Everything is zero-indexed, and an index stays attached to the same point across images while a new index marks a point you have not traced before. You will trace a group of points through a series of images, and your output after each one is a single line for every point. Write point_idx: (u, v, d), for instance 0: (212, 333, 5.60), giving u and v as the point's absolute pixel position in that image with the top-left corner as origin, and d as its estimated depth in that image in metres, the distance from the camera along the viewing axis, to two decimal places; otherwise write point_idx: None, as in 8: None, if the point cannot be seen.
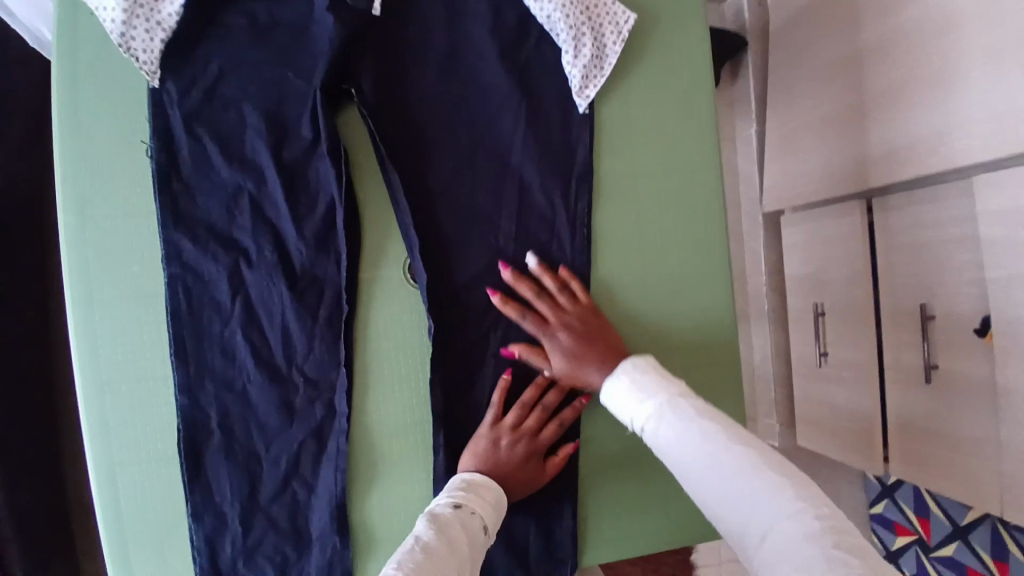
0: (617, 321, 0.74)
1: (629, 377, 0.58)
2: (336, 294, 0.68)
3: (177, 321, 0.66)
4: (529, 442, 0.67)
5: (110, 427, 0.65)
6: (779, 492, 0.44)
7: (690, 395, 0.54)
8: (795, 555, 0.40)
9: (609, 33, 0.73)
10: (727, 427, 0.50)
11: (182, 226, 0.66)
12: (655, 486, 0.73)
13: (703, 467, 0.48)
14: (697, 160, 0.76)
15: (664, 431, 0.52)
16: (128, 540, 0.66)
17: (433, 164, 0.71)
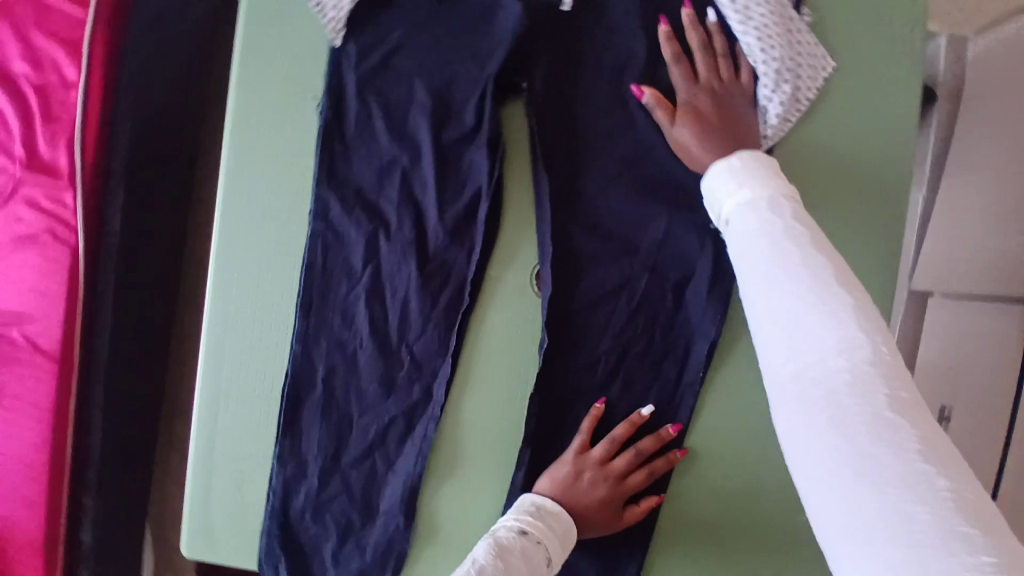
0: (736, 384, 0.68)
1: (741, 171, 0.53)
2: (459, 283, 0.67)
3: (308, 274, 0.67)
4: (612, 483, 0.65)
5: (223, 358, 0.68)
6: (855, 336, 0.40)
7: (803, 214, 0.49)
8: (839, 407, 0.39)
9: (809, 75, 0.68)
10: (830, 257, 0.45)
11: (332, 184, 0.66)
12: (728, 560, 0.70)
13: (776, 282, 0.45)
14: (867, 235, 0.69)
15: (746, 224, 0.50)
16: (216, 467, 0.69)
17: (586, 180, 0.67)
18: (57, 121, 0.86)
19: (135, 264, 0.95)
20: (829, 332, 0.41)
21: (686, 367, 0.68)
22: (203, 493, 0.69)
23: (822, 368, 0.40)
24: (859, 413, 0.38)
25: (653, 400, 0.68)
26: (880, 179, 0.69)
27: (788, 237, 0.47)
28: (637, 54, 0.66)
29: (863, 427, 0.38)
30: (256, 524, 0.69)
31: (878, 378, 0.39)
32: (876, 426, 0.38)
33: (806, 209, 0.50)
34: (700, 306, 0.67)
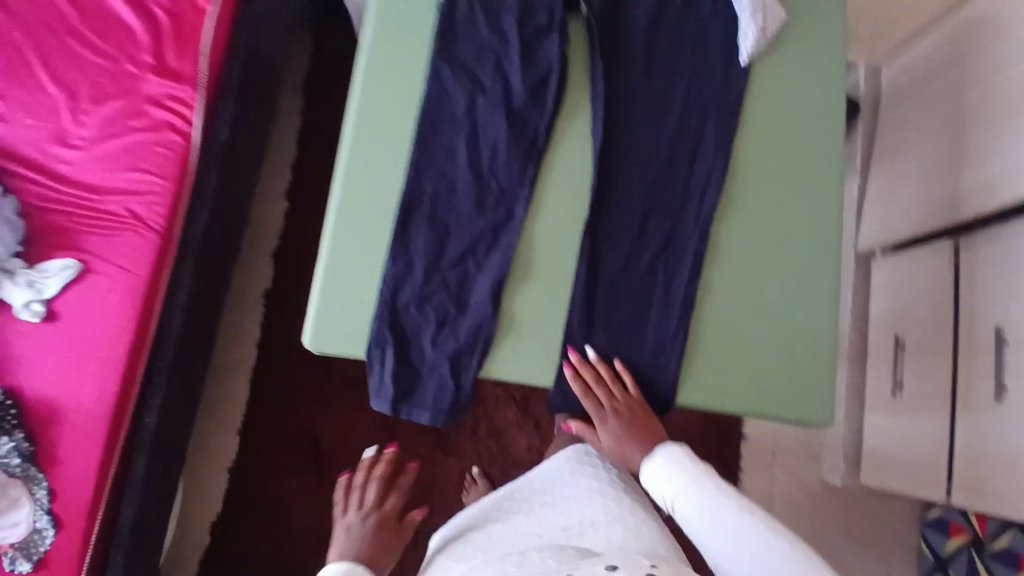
0: (740, 225, 0.91)
1: (670, 467, 0.79)
2: (535, 134, 0.88)
3: (422, 120, 0.87)
4: (629, 403, 0.84)
5: (351, 181, 0.85)
6: (785, 551, 0.67)
7: (719, 482, 0.75)
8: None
9: (772, 17, 0.94)
10: (751, 510, 0.71)
11: (445, 58, 0.88)
12: (750, 363, 0.89)
13: (735, 528, 0.70)
14: (824, 124, 0.95)
15: (688, 506, 0.75)
16: (341, 269, 0.84)
17: (627, 71, 0.91)
18: (186, 42, 1.07)
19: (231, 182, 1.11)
20: (765, 553, 0.67)
21: (704, 203, 0.90)
22: (328, 291, 0.83)
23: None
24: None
25: (680, 232, 0.89)
26: (826, 87, 0.96)
27: (718, 512, 0.72)
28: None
29: None
30: (365, 317, 0.83)
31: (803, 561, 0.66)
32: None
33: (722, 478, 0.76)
34: (709, 163, 0.91)
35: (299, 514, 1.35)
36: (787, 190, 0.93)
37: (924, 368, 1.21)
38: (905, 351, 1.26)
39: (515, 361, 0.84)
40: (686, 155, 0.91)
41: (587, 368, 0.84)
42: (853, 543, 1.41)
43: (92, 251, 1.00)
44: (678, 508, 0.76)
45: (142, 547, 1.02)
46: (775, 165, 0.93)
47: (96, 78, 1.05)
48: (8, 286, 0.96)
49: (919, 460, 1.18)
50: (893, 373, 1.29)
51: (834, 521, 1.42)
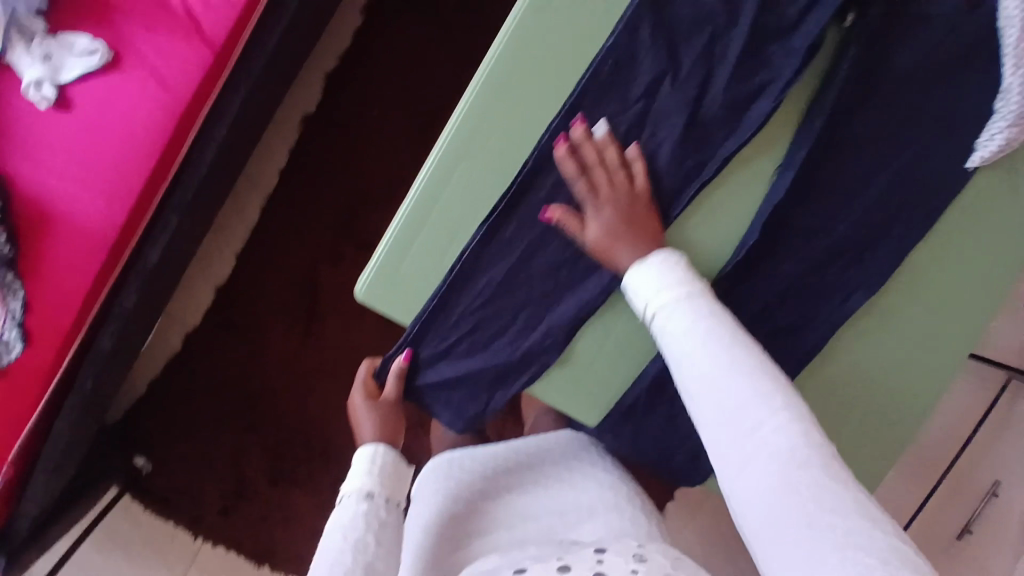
0: (862, 338, 0.82)
1: (663, 265, 0.68)
2: (707, 157, 0.71)
3: (589, 81, 0.68)
4: (626, 195, 0.69)
5: (478, 126, 0.69)
6: (775, 406, 0.59)
7: (710, 295, 0.67)
8: (787, 477, 0.56)
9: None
10: (737, 344, 0.63)
11: (652, 12, 0.67)
12: None
13: (727, 379, 0.61)
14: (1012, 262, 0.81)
15: (682, 318, 0.65)
16: (427, 222, 0.70)
17: (844, 128, 0.75)
18: None
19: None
20: (755, 412, 0.59)
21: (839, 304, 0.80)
22: (404, 242, 0.70)
23: (768, 458, 0.57)
24: (795, 458, 0.56)
25: (793, 322, 0.80)
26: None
27: (704, 335, 0.64)
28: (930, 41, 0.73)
29: (797, 465, 0.56)
30: (429, 284, 0.72)
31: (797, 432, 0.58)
32: (812, 469, 0.56)
33: (718, 298, 0.67)
34: (870, 265, 0.79)
35: (274, 358, 1.25)
36: (931, 318, 0.83)
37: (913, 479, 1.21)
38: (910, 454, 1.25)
39: (567, 392, 0.77)
40: (851, 247, 0.79)
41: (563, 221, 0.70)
42: None
43: (129, 40, 0.82)
44: (661, 328, 0.67)
45: (113, 366, 0.95)
46: (928, 287, 0.82)
47: None
48: (22, 55, 0.81)
49: None
50: None
51: None
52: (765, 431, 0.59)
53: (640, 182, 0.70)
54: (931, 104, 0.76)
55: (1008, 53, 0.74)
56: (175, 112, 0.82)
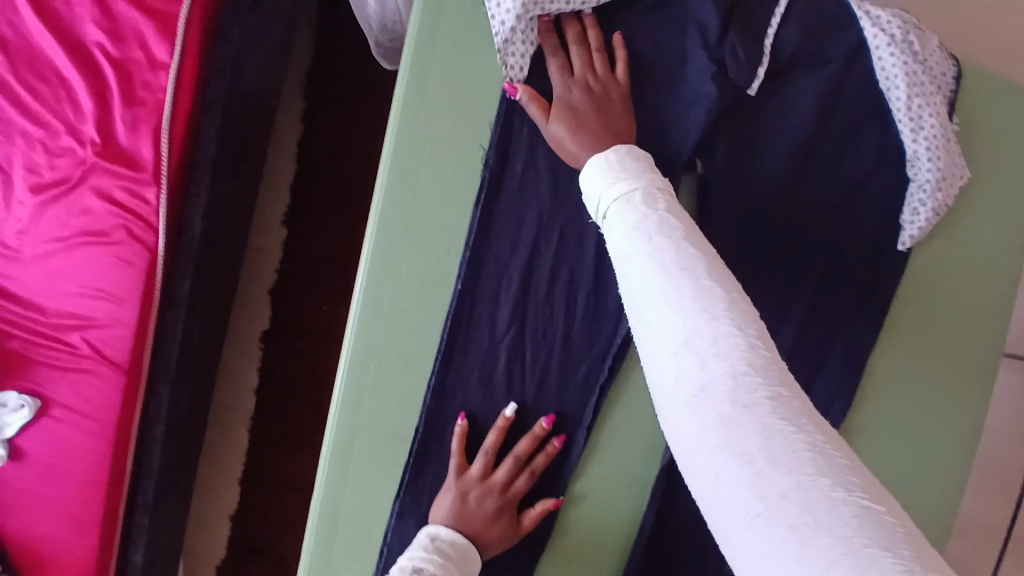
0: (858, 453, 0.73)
1: (617, 161, 0.50)
2: (602, 354, 0.66)
3: (452, 327, 0.65)
4: (508, 531, 0.64)
5: (362, 403, 0.66)
6: (719, 319, 0.39)
7: (667, 198, 0.47)
8: (731, 424, 0.36)
9: (953, 183, 0.67)
10: (693, 252, 0.43)
11: (489, 240, 0.65)
12: None
13: (672, 311, 0.40)
14: (986, 318, 0.73)
15: (624, 224, 0.46)
16: (342, 512, 0.67)
17: (743, 257, 0.67)
18: (139, 102, 0.80)
19: (213, 262, 0.88)
20: (689, 325, 0.39)
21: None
22: (326, 541, 0.67)
23: (707, 403, 0.37)
24: (735, 398, 0.36)
25: None
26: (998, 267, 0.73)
27: (637, 230, 0.45)
28: (801, 138, 0.66)
29: (747, 419, 0.36)
30: (366, 569, 0.68)
31: (749, 362, 0.37)
32: (786, 434, 0.35)
33: (681, 205, 0.47)
34: (832, 383, 0.70)
35: None
36: (928, 405, 0.73)
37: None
38: None
39: None
40: (805, 369, 0.69)
41: (575, 85, 0.60)
42: None
43: (44, 383, 0.84)
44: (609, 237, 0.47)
45: None
46: (910, 377, 0.73)
47: (31, 152, 0.81)
48: None
49: None
50: None
51: None
52: (702, 368, 0.38)
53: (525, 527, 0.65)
54: (832, 195, 0.68)
55: (902, 118, 0.65)
56: (112, 434, 0.85)
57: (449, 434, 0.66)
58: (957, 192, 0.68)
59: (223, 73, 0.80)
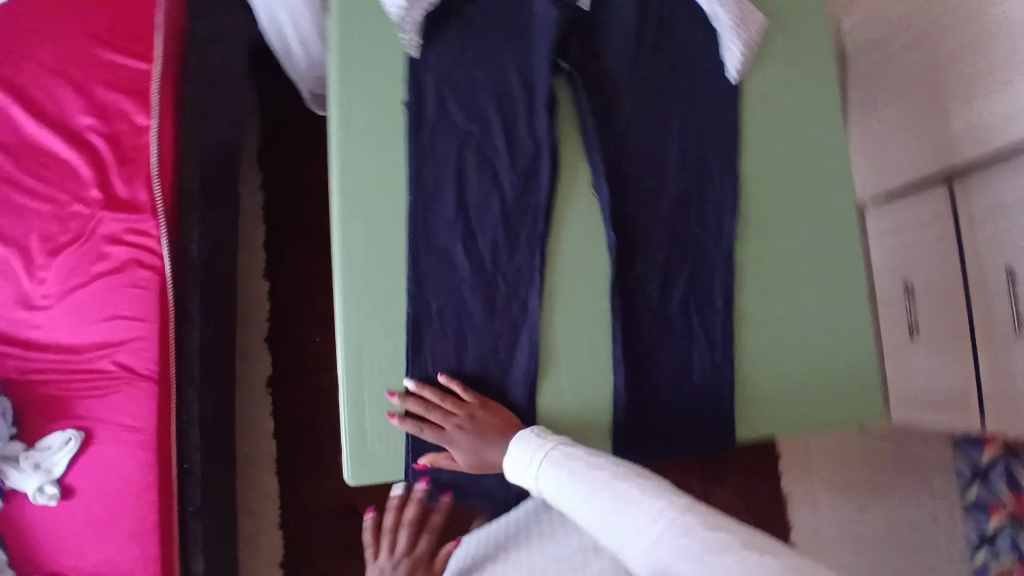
0: (766, 241, 0.88)
1: (522, 441, 0.72)
2: (535, 218, 0.82)
3: (412, 229, 0.80)
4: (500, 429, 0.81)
5: (358, 311, 0.79)
6: (636, 492, 0.58)
7: (569, 442, 0.70)
8: (665, 544, 0.52)
9: (754, 28, 0.89)
10: (607, 463, 0.63)
11: (422, 156, 0.81)
12: (802, 377, 0.87)
13: (596, 491, 0.60)
14: (822, 115, 0.91)
15: (555, 477, 0.66)
16: (365, 404, 0.78)
17: (618, 114, 0.85)
18: (132, 162, 1.00)
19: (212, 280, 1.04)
20: (625, 506, 0.57)
21: (722, 233, 0.86)
22: (359, 431, 0.78)
23: (650, 540, 0.53)
24: (662, 526, 0.53)
25: (703, 266, 0.86)
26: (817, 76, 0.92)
27: (565, 467, 0.66)
28: (628, 20, 0.87)
29: (678, 535, 0.51)
30: (396, 446, 0.78)
31: (665, 503, 0.55)
32: (700, 531, 0.51)
33: (581, 445, 0.69)
34: (719, 190, 0.87)
35: None
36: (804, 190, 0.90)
37: (947, 316, 1.23)
38: (918, 300, 1.29)
39: None
40: (695, 186, 0.87)
41: (430, 390, 0.77)
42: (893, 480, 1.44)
43: (88, 413, 0.96)
44: (545, 490, 0.68)
45: None
46: (782, 173, 0.90)
47: (46, 224, 0.99)
48: (15, 474, 0.93)
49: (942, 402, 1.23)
50: (908, 321, 1.31)
51: (874, 472, 1.43)
52: (638, 518, 0.56)
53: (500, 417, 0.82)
54: (667, 54, 0.88)
55: None
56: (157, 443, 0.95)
57: (433, 316, 0.79)
58: (761, 34, 0.90)
59: (189, 128, 1.03)
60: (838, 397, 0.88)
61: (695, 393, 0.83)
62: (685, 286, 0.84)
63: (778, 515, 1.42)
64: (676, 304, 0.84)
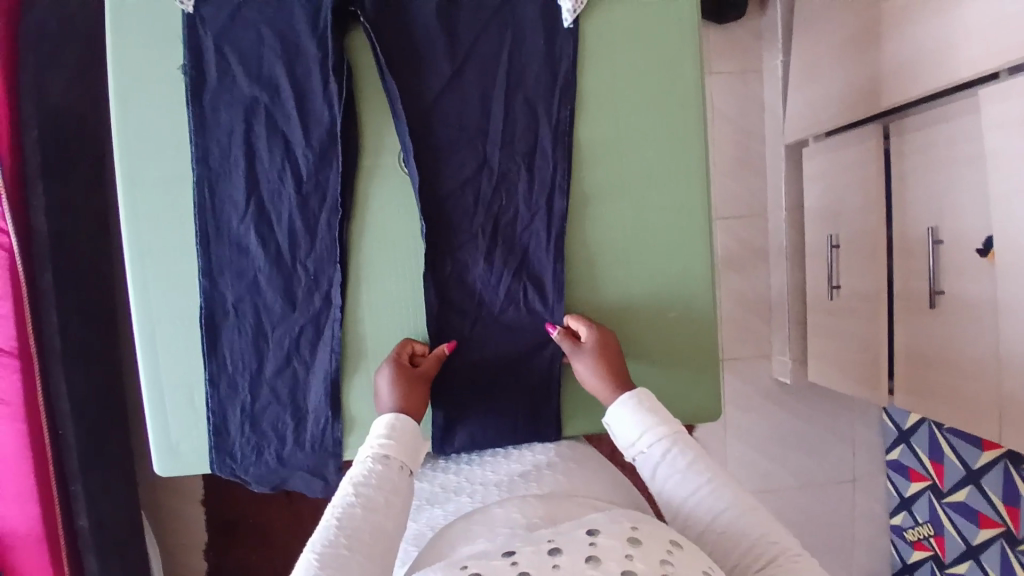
0: (601, 218, 0.79)
1: (638, 412, 0.68)
2: (335, 200, 0.75)
3: (201, 215, 0.75)
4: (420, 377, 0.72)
5: (154, 302, 0.76)
6: (717, 482, 0.62)
7: (675, 424, 0.67)
8: (737, 525, 0.58)
9: None
10: (693, 453, 0.64)
11: (209, 135, 0.75)
12: (633, 367, 0.81)
13: (681, 481, 0.62)
14: (675, 64, 0.78)
15: (649, 464, 0.65)
16: (166, 400, 0.78)
17: (430, 79, 0.75)
18: None
19: (68, 250, 1.03)
20: (709, 496, 0.61)
21: (551, 210, 0.77)
22: (160, 426, 0.78)
23: (725, 524, 0.59)
24: (735, 516, 0.59)
25: (524, 249, 0.78)
26: (676, 15, 0.78)
27: (672, 458, 0.64)
28: None
29: (752, 523, 0.58)
30: (199, 438, 0.78)
31: (724, 495, 0.61)
32: (757, 523, 0.58)
33: (666, 409, 0.68)
34: (549, 160, 0.77)
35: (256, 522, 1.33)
36: (649, 155, 0.79)
37: (864, 269, 1.13)
38: (841, 252, 1.19)
39: None
40: (522, 158, 0.77)
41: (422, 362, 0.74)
42: (809, 424, 1.43)
43: None
44: (640, 465, 0.66)
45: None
46: (623, 139, 0.78)
47: None
48: None
49: (857, 363, 1.17)
50: (829, 272, 1.23)
51: (785, 416, 1.42)
52: (701, 500, 0.61)
53: (405, 365, 0.73)
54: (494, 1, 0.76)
55: None
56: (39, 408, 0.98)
57: (228, 308, 0.76)
58: None
59: (31, 89, 0.95)
60: (669, 393, 0.82)
61: (518, 385, 0.79)
62: (508, 271, 0.78)
63: None
64: (498, 290, 0.78)
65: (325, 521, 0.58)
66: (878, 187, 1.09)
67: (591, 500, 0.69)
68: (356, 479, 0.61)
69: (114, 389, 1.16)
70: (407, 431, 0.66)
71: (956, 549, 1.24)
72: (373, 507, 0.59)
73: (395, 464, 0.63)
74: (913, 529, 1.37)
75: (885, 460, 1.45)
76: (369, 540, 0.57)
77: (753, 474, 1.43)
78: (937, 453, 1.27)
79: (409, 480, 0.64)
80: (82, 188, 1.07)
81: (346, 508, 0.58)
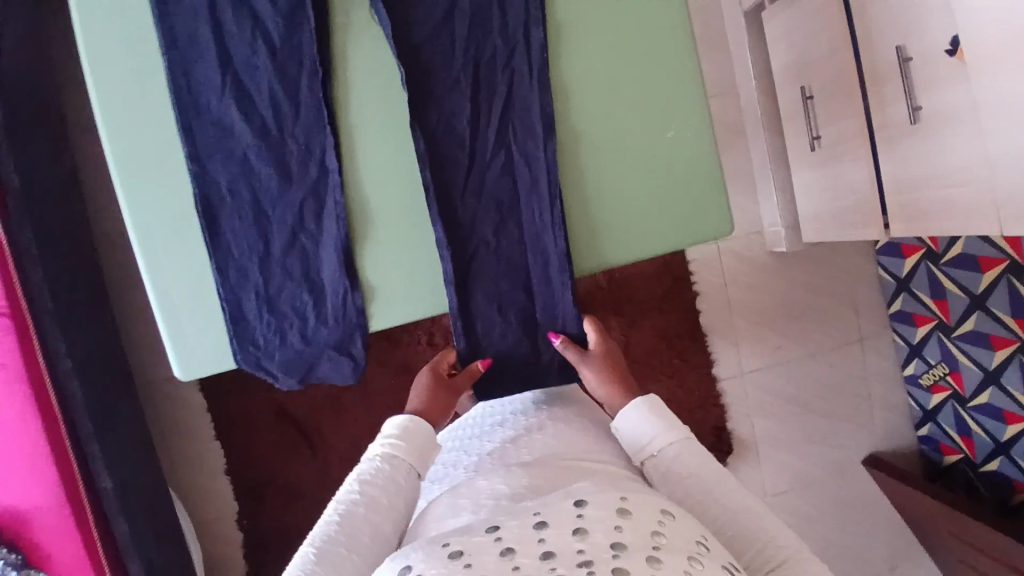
0: (578, 53, 0.79)
1: (645, 415, 0.71)
2: (313, 64, 0.74)
3: (178, 101, 0.73)
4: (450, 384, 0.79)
5: (146, 201, 0.74)
6: (730, 484, 0.64)
7: (683, 432, 0.70)
8: (750, 535, 0.59)
9: None
10: (702, 456, 0.67)
11: (172, 18, 0.73)
12: (637, 196, 0.81)
13: (693, 479, 0.64)
14: None
15: (657, 466, 0.68)
16: (175, 301, 0.75)
17: None
18: None
19: (42, 206, 0.99)
20: (725, 497, 0.62)
21: (530, 47, 0.77)
22: (175, 327, 0.75)
23: (743, 528, 0.60)
24: (751, 518, 0.60)
25: (508, 90, 0.77)
26: None
27: (680, 459, 0.67)
28: None
29: (766, 531, 0.59)
30: (218, 333, 0.76)
31: (739, 498, 0.62)
32: (774, 533, 0.59)
33: (674, 416, 0.71)
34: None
35: (282, 478, 1.29)
36: None
37: (839, 111, 1.16)
38: (815, 102, 1.21)
39: (397, 309, 0.77)
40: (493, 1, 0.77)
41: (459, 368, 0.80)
42: (810, 289, 1.45)
43: None
44: (648, 469, 0.69)
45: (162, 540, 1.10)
46: None
47: None
48: None
49: (853, 207, 1.19)
50: (808, 125, 1.25)
51: (786, 286, 1.44)
52: (714, 496, 0.62)
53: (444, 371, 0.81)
54: None
55: None
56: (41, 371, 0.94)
57: (222, 192, 0.74)
58: None
59: None
60: (679, 218, 0.81)
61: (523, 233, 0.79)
62: (496, 114, 0.77)
63: (701, 344, 1.42)
64: (490, 135, 0.78)
65: (330, 513, 0.64)
66: (843, 25, 1.10)
67: (582, 463, 0.68)
68: (363, 478, 0.66)
69: (114, 351, 1.13)
70: (417, 431, 0.71)
71: (975, 379, 1.27)
72: (376, 506, 0.64)
73: (403, 465, 0.69)
74: (928, 374, 1.40)
75: (888, 314, 1.48)
76: (365, 537, 0.62)
77: (765, 346, 1.45)
78: (939, 292, 1.30)
79: (417, 481, 0.69)
80: (51, 142, 1.04)
81: (349, 505, 0.64)
